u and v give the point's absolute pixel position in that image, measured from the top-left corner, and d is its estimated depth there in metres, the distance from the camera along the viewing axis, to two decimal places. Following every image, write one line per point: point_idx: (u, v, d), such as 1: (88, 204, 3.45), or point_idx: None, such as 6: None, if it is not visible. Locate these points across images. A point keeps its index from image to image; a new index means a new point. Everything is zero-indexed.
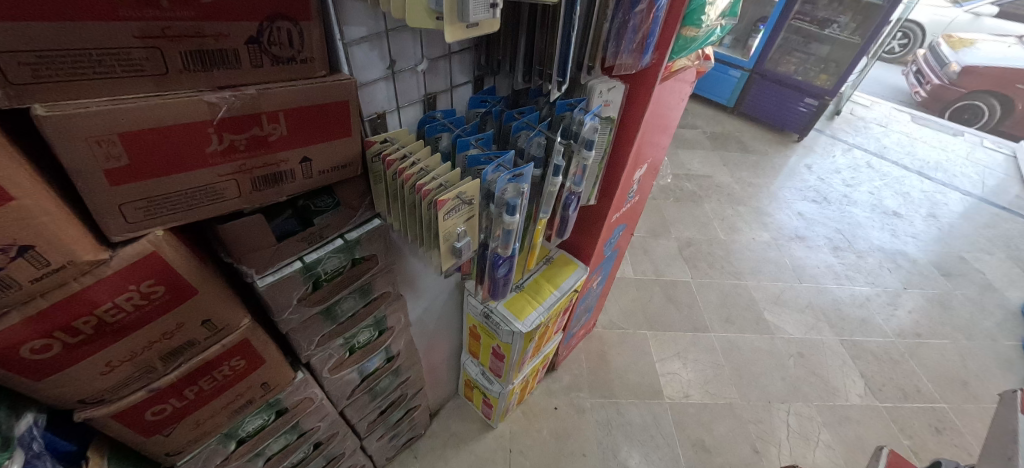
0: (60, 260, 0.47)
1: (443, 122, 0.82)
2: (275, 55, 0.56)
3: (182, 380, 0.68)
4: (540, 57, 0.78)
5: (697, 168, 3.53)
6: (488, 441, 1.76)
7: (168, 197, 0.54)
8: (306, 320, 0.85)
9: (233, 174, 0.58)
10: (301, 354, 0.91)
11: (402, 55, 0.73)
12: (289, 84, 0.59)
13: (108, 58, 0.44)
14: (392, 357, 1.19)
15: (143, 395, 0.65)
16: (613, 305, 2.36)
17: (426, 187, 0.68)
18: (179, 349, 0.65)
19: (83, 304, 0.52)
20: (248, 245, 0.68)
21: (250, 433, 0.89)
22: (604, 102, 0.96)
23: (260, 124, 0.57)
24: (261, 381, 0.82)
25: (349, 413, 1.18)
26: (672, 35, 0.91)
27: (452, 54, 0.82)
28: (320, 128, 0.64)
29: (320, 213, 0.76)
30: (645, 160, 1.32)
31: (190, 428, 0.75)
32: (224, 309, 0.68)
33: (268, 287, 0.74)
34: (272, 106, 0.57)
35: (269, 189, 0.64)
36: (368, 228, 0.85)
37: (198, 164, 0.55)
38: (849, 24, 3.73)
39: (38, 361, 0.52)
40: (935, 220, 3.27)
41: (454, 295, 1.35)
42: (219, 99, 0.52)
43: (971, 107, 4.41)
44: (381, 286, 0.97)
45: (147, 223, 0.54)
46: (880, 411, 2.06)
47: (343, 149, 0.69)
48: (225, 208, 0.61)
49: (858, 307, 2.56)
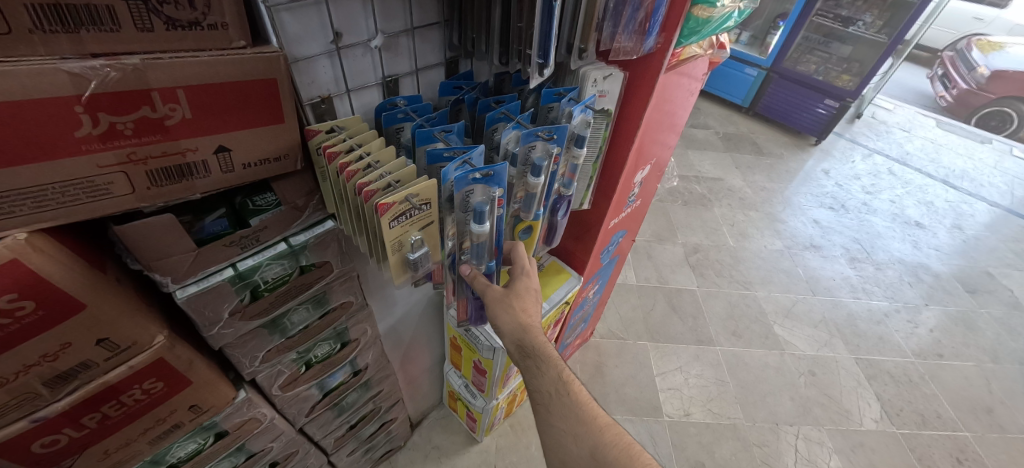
0: None
1: (403, 110, 0.69)
2: (170, 17, 0.44)
3: (78, 407, 0.58)
4: (518, 35, 0.66)
5: (707, 170, 3.37)
6: (472, 456, 1.64)
7: (27, 191, 0.43)
8: (245, 334, 0.74)
9: (120, 165, 0.47)
10: (243, 371, 0.80)
11: (351, 28, 0.61)
12: (191, 55, 0.47)
13: None
14: (360, 370, 1.08)
15: (26, 426, 0.55)
16: (613, 313, 2.23)
17: (369, 187, 0.56)
18: (69, 373, 0.55)
19: None
20: (159, 250, 0.57)
21: (183, 459, 0.79)
22: (599, 92, 0.83)
23: (151, 103, 0.46)
24: (189, 403, 0.71)
25: (310, 429, 1.07)
26: (680, 16, 0.79)
27: (416, 29, 0.69)
28: (240, 111, 0.53)
29: (258, 212, 0.65)
30: (648, 161, 1.19)
31: (97, 457, 0.64)
32: (127, 325, 0.57)
33: (189, 298, 0.63)
34: (167, 81, 0.46)
35: (176, 184, 0.53)
36: (318, 230, 0.73)
37: (66, 152, 0.43)
38: (875, 22, 3.52)
39: None
40: (959, 232, 3.08)
41: (433, 303, 1.23)
42: (86, 70, 0.41)
43: (999, 113, 4.14)
44: (339, 296, 0.86)
45: (4, 223, 0.44)
46: (896, 438, 1.91)
47: (274, 138, 0.58)
48: (116, 207, 0.50)
49: (875, 323, 2.39)
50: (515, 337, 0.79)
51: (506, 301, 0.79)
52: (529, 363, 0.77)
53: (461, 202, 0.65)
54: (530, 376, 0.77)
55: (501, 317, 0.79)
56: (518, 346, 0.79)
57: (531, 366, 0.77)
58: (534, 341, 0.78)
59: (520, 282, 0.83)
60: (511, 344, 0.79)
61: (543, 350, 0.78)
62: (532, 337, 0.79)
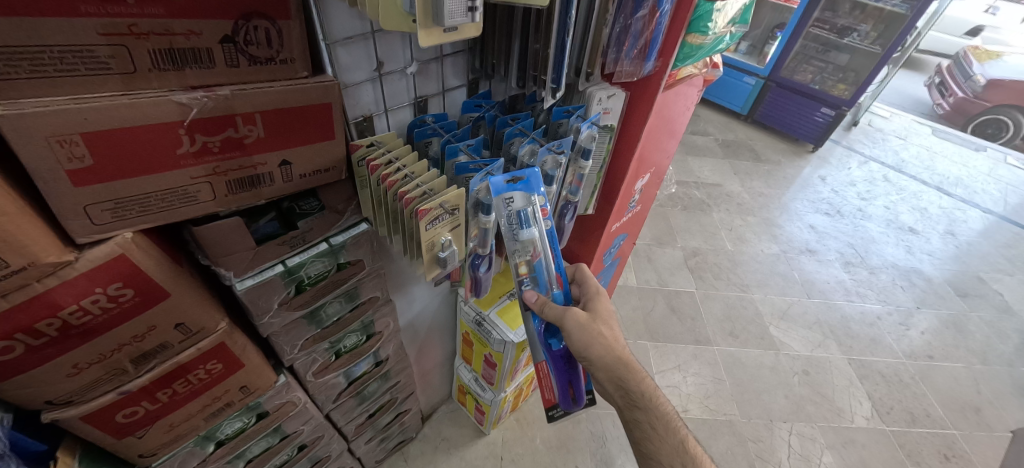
0: (20, 263, 0.46)
1: (432, 127, 0.79)
2: (252, 55, 0.54)
3: (154, 383, 0.67)
4: (534, 62, 0.76)
5: (707, 176, 3.46)
6: (480, 448, 1.73)
7: (138, 198, 0.53)
8: (289, 324, 0.84)
9: (206, 177, 0.57)
10: (284, 358, 0.90)
11: (391, 57, 0.71)
12: (266, 85, 0.56)
13: (70, 55, 0.43)
14: (381, 361, 1.17)
15: (113, 398, 0.64)
16: (614, 314, 2.32)
17: (408, 195, 0.66)
18: (152, 352, 0.64)
19: (45, 306, 0.51)
20: (226, 248, 0.67)
21: (230, 436, 0.88)
22: (604, 109, 0.94)
23: (234, 125, 0.55)
24: (240, 384, 0.80)
25: (335, 416, 1.17)
26: (676, 42, 0.88)
27: (444, 56, 0.79)
28: (302, 130, 0.62)
29: (304, 215, 0.75)
30: (648, 169, 1.29)
31: (163, 430, 0.74)
32: (200, 312, 0.66)
33: (246, 290, 0.72)
34: (248, 107, 0.55)
35: (246, 192, 0.62)
36: (354, 231, 0.82)
37: (168, 165, 0.53)
38: (870, 33, 3.63)
39: (3, 361, 0.51)
40: (952, 238, 3.17)
41: (447, 300, 1.32)
42: (190, 100, 0.51)
43: (995, 121, 4.22)
44: (369, 291, 0.95)
45: (115, 224, 0.53)
46: (886, 435, 1.99)
47: (326, 152, 0.67)
48: (200, 211, 0.59)
49: (868, 325, 2.47)
50: (620, 386, 0.85)
51: (604, 348, 0.83)
52: (637, 412, 0.86)
53: (507, 211, 0.76)
54: (636, 423, 0.86)
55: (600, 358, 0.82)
56: (621, 392, 0.85)
57: (638, 414, 0.86)
58: (636, 388, 0.85)
59: (603, 313, 0.87)
60: (612, 387, 0.85)
61: (645, 397, 0.86)
62: (632, 381, 0.85)
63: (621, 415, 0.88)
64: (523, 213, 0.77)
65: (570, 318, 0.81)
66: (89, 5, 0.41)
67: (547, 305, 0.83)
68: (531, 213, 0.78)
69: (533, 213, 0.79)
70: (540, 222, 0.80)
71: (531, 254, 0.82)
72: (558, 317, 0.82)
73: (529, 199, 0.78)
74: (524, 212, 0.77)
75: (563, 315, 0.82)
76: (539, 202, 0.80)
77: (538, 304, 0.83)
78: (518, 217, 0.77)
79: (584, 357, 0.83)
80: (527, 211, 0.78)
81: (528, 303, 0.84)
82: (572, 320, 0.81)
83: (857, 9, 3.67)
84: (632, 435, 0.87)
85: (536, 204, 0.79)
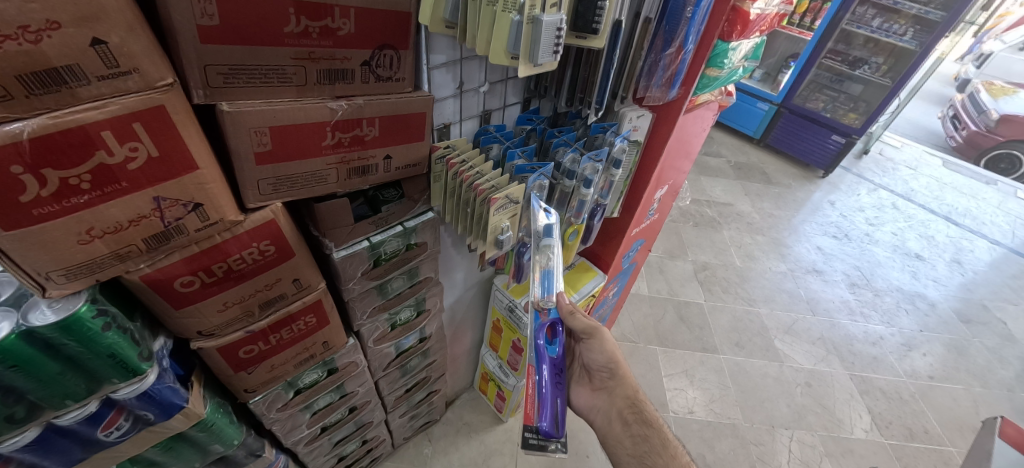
0: (215, 218, 0.64)
1: (494, 135, 0.99)
2: (379, 74, 0.71)
3: (270, 327, 0.84)
4: (582, 87, 0.95)
5: (718, 195, 3.61)
6: (498, 433, 1.85)
7: (291, 177, 0.70)
8: (364, 291, 1.00)
9: (336, 164, 0.74)
10: (354, 323, 1.07)
11: (469, 79, 0.90)
12: (385, 97, 0.74)
13: (271, 72, 0.60)
14: (425, 337, 1.33)
15: (241, 335, 0.81)
16: (626, 320, 2.46)
17: (481, 186, 0.84)
18: (273, 300, 0.81)
19: (220, 253, 0.68)
20: (333, 222, 0.84)
21: (306, 386, 1.05)
22: (633, 127, 1.10)
23: (361, 126, 0.73)
24: (322, 340, 0.98)
25: (381, 384, 1.33)
26: (697, 73, 1.04)
27: (508, 79, 0.99)
28: (403, 132, 0.79)
29: (387, 202, 0.91)
30: (666, 182, 1.45)
31: (265, 369, 0.91)
32: (310, 272, 0.83)
33: (342, 258, 0.88)
34: (372, 113, 0.73)
35: (358, 178, 0.79)
36: (422, 218, 0.99)
37: (315, 154, 0.71)
38: (882, 65, 3.78)
39: (184, 293, 0.69)
40: (958, 266, 3.24)
41: (482, 288, 1.48)
42: (338, 107, 0.68)
43: (1008, 156, 4.28)
44: (425, 271, 1.12)
45: (272, 196, 0.71)
46: (884, 447, 2.08)
47: (416, 150, 0.84)
48: (325, 190, 0.77)
49: (871, 345, 2.56)
50: (633, 402, 0.97)
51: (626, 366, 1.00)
52: (647, 428, 0.93)
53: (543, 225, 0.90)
54: (644, 437, 0.92)
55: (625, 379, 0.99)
56: (632, 407, 0.97)
57: (647, 430, 0.93)
58: (647, 408, 0.97)
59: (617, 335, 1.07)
60: (625, 401, 0.97)
61: (655, 419, 0.95)
62: (643, 401, 0.98)
63: (627, 431, 0.94)
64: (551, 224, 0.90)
65: (602, 332, 0.95)
66: (290, 38, 0.59)
67: (574, 315, 0.94)
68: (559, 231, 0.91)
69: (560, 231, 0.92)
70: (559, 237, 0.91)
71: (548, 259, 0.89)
72: (587, 327, 0.94)
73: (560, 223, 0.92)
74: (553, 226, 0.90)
75: (595, 328, 0.94)
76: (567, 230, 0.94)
77: (567, 311, 0.92)
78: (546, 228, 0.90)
79: (610, 368, 0.98)
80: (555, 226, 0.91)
81: (562, 308, 0.91)
82: (605, 333, 0.96)
83: (871, 42, 3.84)
84: (638, 451, 0.91)
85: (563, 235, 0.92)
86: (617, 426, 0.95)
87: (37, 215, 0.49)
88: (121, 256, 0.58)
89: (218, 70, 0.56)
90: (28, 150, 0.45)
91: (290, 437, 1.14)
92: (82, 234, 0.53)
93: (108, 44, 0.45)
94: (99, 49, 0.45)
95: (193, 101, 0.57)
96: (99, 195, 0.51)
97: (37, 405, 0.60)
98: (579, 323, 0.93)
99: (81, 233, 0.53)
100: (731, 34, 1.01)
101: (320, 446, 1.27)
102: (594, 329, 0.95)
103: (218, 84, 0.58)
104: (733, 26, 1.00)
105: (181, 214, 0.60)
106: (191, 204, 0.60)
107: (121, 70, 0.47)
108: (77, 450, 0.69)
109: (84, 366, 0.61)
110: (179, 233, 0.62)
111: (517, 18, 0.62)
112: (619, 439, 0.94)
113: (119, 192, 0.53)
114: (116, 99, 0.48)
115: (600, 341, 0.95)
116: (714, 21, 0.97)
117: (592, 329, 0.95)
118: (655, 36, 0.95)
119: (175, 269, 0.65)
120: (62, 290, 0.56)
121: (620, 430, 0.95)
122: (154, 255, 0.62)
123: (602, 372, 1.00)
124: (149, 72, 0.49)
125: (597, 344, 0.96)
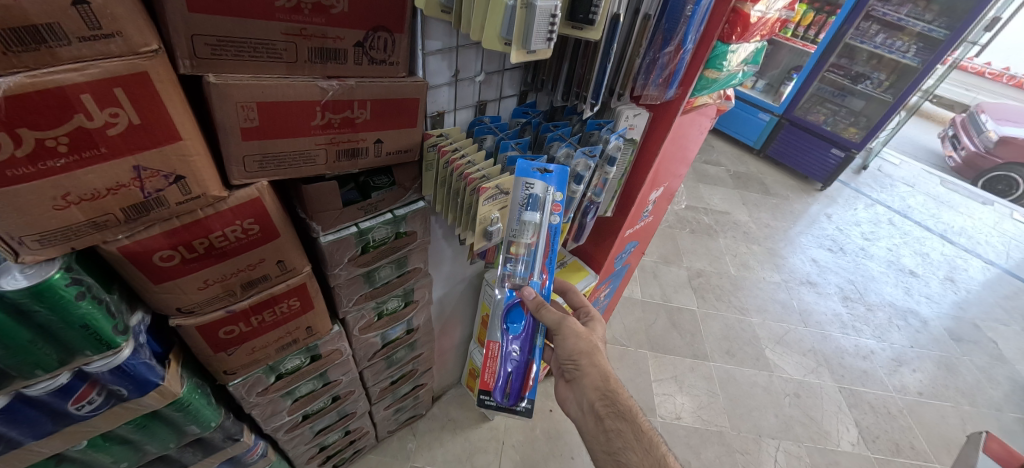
0: (197, 191, 0.63)
1: (489, 125, 0.98)
2: (372, 57, 0.70)
3: (251, 308, 0.83)
4: (579, 81, 0.94)
5: (716, 204, 3.61)
6: (484, 431, 1.84)
7: (278, 155, 0.69)
8: (351, 278, 0.99)
9: (325, 145, 0.73)
10: (340, 310, 1.06)
11: (465, 67, 0.90)
12: (376, 80, 0.72)
13: (260, 47, 0.59)
14: (412, 329, 1.32)
15: (221, 314, 0.80)
16: (618, 323, 2.46)
17: (472, 176, 0.83)
18: (256, 280, 0.81)
19: (202, 229, 0.68)
20: (321, 205, 0.82)
21: (288, 371, 1.05)
22: (629, 126, 1.09)
23: (352, 108, 0.72)
24: (307, 325, 0.97)
25: (366, 375, 1.32)
26: (695, 73, 1.04)
27: (505, 70, 0.99)
28: (395, 116, 0.78)
29: (377, 189, 0.90)
30: (662, 183, 1.43)
31: (246, 352, 0.90)
32: (295, 255, 0.83)
33: (329, 243, 0.88)
34: (363, 95, 0.72)
35: (348, 161, 0.78)
36: (413, 207, 0.98)
37: (303, 133, 0.70)
38: (884, 81, 3.79)
39: (162, 267, 0.68)
40: (951, 284, 3.24)
41: (473, 283, 1.48)
42: (328, 86, 0.67)
43: (1005, 178, 4.26)
44: (415, 261, 1.11)
45: (258, 174, 0.70)
46: (869, 460, 2.07)
47: (407, 136, 0.83)
48: (313, 171, 0.76)
49: (861, 358, 2.56)
50: (605, 395, 0.95)
51: (595, 358, 0.98)
52: (620, 422, 0.92)
53: (525, 194, 0.89)
54: (617, 433, 0.91)
55: (591, 373, 0.97)
56: (604, 400, 0.94)
57: (621, 425, 0.92)
58: (619, 399, 0.95)
59: (597, 330, 1.07)
60: (596, 394, 0.95)
61: (628, 410, 0.94)
62: (616, 391, 0.95)
63: (601, 427, 0.93)
64: (535, 197, 0.89)
65: (568, 323, 0.96)
66: (281, 13, 0.58)
67: (542, 309, 0.93)
68: (543, 201, 0.89)
69: (545, 202, 0.90)
70: (548, 214, 0.91)
71: (529, 239, 0.91)
72: (555, 321, 0.93)
73: (547, 191, 0.89)
74: (536, 198, 0.89)
75: (561, 321, 0.94)
76: (554, 197, 0.91)
77: (534, 305, 0.93)
78: (530, 200, 0.89)
79: (574, 360, 0.97)
80: (540, 197, 0.89)
81: (525, 302, 0.93)
82: (571, 323, 0.96)
83: (873, 58, 3.86)
84: (612, 447, 0.90)
85: (551, 197, 0.90)
86: (591, 421, 0.95)
87: (13, 176, 0.48)
88: (98, 225, 0.57)
89: (206, 40, 0.55)
90: (3, 107, 0.44)
91: (270, 423, 1.13)
92: (57, 199, 0.52)
93: (90, 4, 0.44)
94: (81, 9, 0.44)
95: (180, 71, 0.56)
96: (77, 159, 0.51)
97: (7, 374, 0.59)
98: (548, 318, 0.92)
99: (56, 198, 0.52)
100: (731, 35, 1.01)
101: (300, 435, 1.26)
102: (561, 322, 0.94)
103: (204, 55, 0.56)
104: (732, 28, 1.00)
105: (162, 185, 0.59)
106: (172, 176, 0.59)
107: (104, 32, 0.46)
108: (47, 422, 0.68)
109: (55, 335, 0.60)
110: (159, 205, 0.61)
111: (511, 3, 0.63)
112: (594, 435, 0.93)
113: (98, 158, 0.52)
114: (97, 62, 0.48)
115: (565, 334, 0.96)
116: (714, 22, 0.97)
117: (560, 322, 0.95)
118: (654, 35, 0.94)
119: (154, 242, 0.64)
120: (36, 256, 0.55)
121: (594, 425, 0.94)
122: (133, 227, 0.61)
123: (569, 365, 0.99)
124: (133, 36, 0.48)
125: (565, 334, 0.96)
